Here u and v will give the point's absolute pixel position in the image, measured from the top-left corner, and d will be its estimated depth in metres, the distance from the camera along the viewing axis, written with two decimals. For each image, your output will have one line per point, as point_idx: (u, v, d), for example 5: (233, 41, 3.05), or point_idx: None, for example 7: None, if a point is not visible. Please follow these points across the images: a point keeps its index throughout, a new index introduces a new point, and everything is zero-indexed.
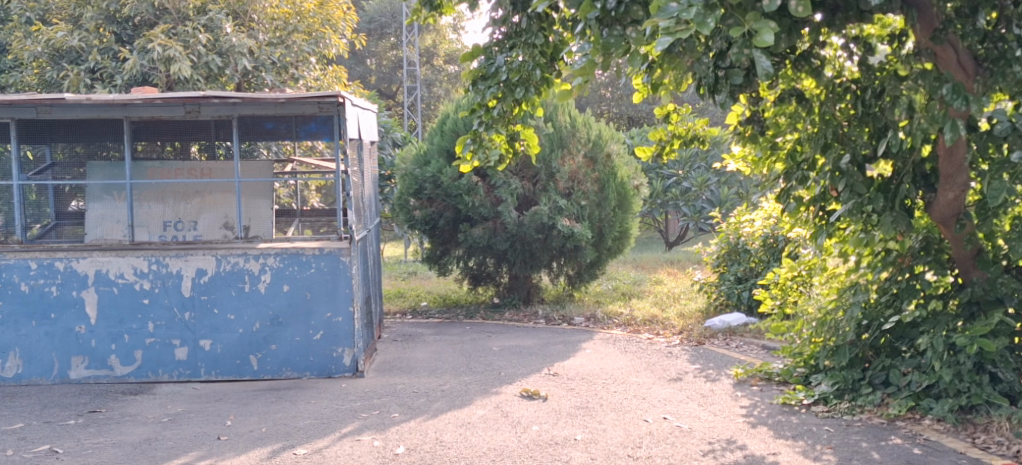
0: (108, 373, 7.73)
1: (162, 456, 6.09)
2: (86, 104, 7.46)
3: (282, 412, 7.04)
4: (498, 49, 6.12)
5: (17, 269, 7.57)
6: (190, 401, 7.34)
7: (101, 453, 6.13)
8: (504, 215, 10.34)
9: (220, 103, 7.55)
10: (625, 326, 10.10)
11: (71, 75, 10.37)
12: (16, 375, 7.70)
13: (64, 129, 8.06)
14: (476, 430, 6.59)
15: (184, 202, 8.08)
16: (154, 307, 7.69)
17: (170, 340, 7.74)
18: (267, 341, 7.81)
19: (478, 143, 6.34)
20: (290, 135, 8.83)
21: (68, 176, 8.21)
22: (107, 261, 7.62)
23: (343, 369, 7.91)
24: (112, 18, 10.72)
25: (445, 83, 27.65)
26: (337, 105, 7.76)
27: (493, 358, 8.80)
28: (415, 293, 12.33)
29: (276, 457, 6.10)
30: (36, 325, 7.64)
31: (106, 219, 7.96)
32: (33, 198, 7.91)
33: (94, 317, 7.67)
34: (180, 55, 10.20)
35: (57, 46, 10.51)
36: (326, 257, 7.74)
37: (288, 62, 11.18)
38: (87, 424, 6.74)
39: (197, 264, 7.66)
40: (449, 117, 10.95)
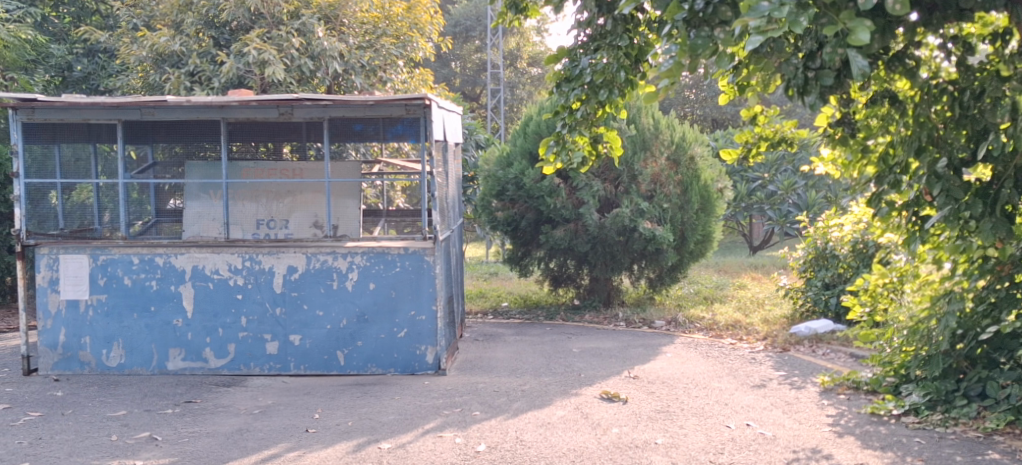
0: (203, 365, 8.02)
1: (253, 446, 6.30)
2: (187, 107, 7.74)
3: (367, 407, 7.20)
4: (582, 51, 6.17)
5: (120, 264, 7.92)
6: (280, 394, 7.56)
7: (196, 442, 6.39)
8: (586, 216, 10.36)
9: (312, 105, 7.79)
10: (708, 331, 10.00)
11: (172, 78, 10.78)
12: (120, 365, 8.03)
13: (165, 130, 8.42)
14: (556, 430, 6.62)
15: (277, 201, 8.33)
16: (247, 302, 7.95)
17: (261, 335, 7.98)
18: (354, 337, 7.99)
19: (561, 145, 6.36)
20: (379, 138, 8.89)
21: (168, 176, 8.55)
22: (204, 257, 7.91)
23: (426, 367, 8.03)
24: (211, 23, 11.16)
25: (528, 85, 27.80)
26: (424, 107, 7.90)
27: (574, 360, 8.81)
28: (496, 293, 12.42)
29: (361, 450, 6.24)
30: (138, 318, 7.97)
31: (203, 217, 8.26)
32: (136, 196, 8.24)
33: (191, 311, 7.96)
34: (274, 59, 10.49)
35: (160, 50, 10.90)
36: (410, 256, 7.89)
37: (377, 66, 11.47)
38: (183, 413, 7.02)
39: (289, 262, 7.90)
40: (533, 118, 11.04)
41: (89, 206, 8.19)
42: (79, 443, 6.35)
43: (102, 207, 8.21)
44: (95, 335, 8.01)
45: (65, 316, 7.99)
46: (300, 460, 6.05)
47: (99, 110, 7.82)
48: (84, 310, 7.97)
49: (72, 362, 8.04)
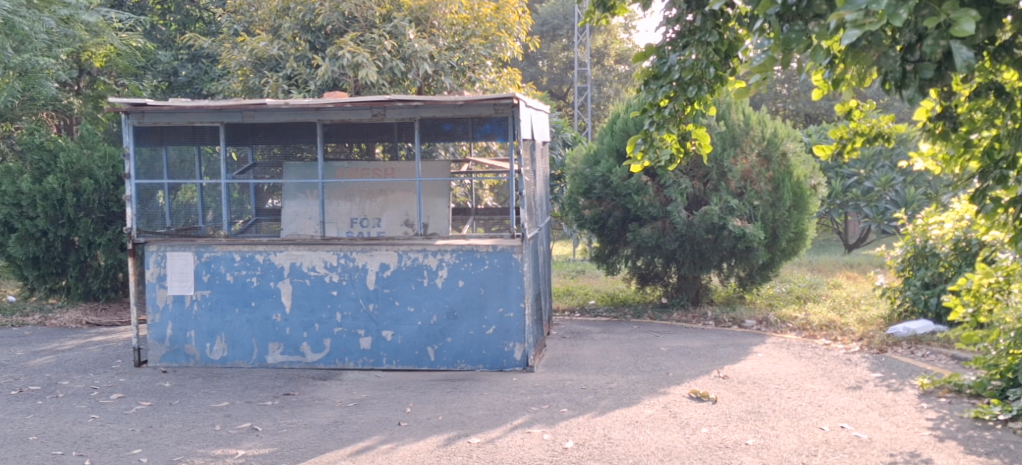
0: (300, 359, 8.29)
1: (347, 438, 6.50)
2: (285, 109, 8.01)
3: (457, 402, 7.32)
4: (671, 48, 6.11)
5: (223, 261, 8.24)
6: (374, 388, 7.76)
7: (294, 433, 6.63)
8: (673, 214, 10.29)
9: (404, 105, 7.98)
10: (801, 331, 9.81)
11: (271, 82, 11.14)
12: (222, 358, 8.37)
13: (264, 132, 8.79)
14: (645, 429, 6.61)
15: (369, 201, 8.50)
16: (342, 298, 8.18)
17: (355, 330, 8.20)
18: (444, 334, 8.13)
19: (649, 143, 6.30)
20: (467, 138, 8.98)
21: (267, 175, 8.88)
22: (301, 255, 8.18)
23: (514, 363, 8.11)
24: (307, 27, 11.43)
25: (615, 82, 27.74)
26: (512, 107, 7.98)
27: (662, 358, 8.76)
28: (584, 291, 12.42)
29: (452, 444, 6.37)
30: (239, 312, 8.28)
31: (300, 216, 8.51)
32: (236, 196, 8.61)
33: (289, 306, 8.23)
34: (367, 62, 10.74)
35: (259, 54, 11.30)
36: (499, 254, 7.98)
37: (465, 66, 11.66)
38: (281, 405, 7.28)
39: (381, 259, 8.11)
40: (620, 116, 11.04)
41: (194, 205, 8.57)
42: (185, 432, 6.68)
43: (206, 206, 8.54)
44: (199, 329, 8.35)
45: (172, 311, 8.35)
46: (393, 453, 6.22)
47: (202, 113, 8.13)
48: (189, 305, 8.31)
49: (178, 355, 8.41)
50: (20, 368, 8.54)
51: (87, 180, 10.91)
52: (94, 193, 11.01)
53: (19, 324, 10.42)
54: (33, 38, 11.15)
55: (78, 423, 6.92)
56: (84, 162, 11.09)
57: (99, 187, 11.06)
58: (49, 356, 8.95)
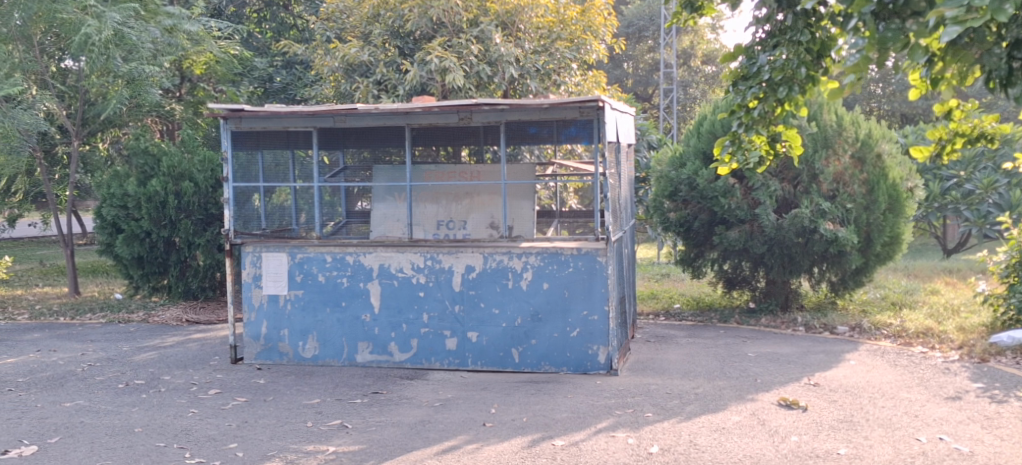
0: (388, 358, 8.44)
1: (434, 438, 6.61)
2: (375, 114, 8.21)
3: (541, 404, 7.35)
4: (760, 49, 6.05)
5: (315, 262, 8.46)
6: (460, 388, 7.86)
7: (382, 431, 6.77)
8: (762, 217, 10.10)
9: (490, 109, 8.07)
10: (896, 339, 9.52)
11: (361, 87, 11.40)
12: (314, 356, 8.58)
13: (355, 136, 9.03)
14: (732, 435, 6.53)
15: (455, 203, 8.65)
16: (429, 299, 8.30)
17: (442, 331, 8.32)
18: (528, 336, 8.18)
19: (737, 145, 6.21)
20: (552, 140, 9.01)
21: (357, 179, 9.06)
22: (389, 256, 8.33)
23: (598, 366, 8.11)
24: (397, 33, 11.69)
25: (702, 83, 27.44)
26: (598, 109, 8.01)
27: (750, 364, 8.63)
28: (669, 295, 12.31)
29: (536, 446, 6.41)
30: (331, 312, 8.49)
31: (388, 218, 8.72)
32: (328, 198, 8.83)
33: (378, 307, 8.40)
34: (454, 66, 10.89)
35: (350, 60, 11.53)
36: (583, 256, 7.99)
37: (551, 69, 11.69)
38: (370, 403, 7.44)
39: (467, 261, 8.19)
40: (707, 117, 10.93)
41: (288, 208, 8.85)
42: (279, 428, 6.90)
43: (299, 208, 8.85)
44: (292, 328, 8.59)
45: (267, 310, 8.61)
46: (478, 453, 6.30)
47: (296, 118, 8.39)
48: (283, 304, 8.56)
49: (272, 352, 8.67)
50: (126, 363, 8.94)
51: (187, 183, 11.36)
52: (194, 195, 11.46)
53: (125, 321, 10.89)
54: (141, 48, 11.56)
55: (178, 417, 7.22)
56: (185, 166, 11.54)
57: (200, 189, 11.50)
58: (153, 352, 9.33)
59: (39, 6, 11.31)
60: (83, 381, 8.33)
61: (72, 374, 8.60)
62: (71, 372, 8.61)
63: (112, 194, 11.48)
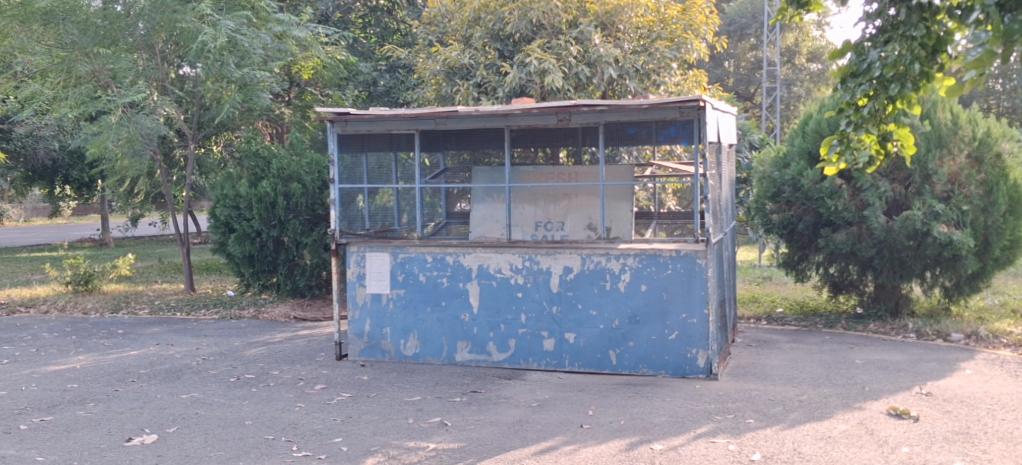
0: (487, 358, 8.53)
1: (532, 438, 6.67)
2: (476, 115, 8.32)
3: (640, 407, 7.31)
4: (871, 45, 5.86)
5: (416, 262, 8.61)
6: (557, 389, 7.88)
7: (482, 430, 6.87)
8: (871, 219, 9.78)
9: (590, 110, 8.06)
10: (1016, 348, 9.08)
11: (462, 89, 11.59)
12: (415, 354, 8.73)
13: (455, 138, 8.99)
14: (838, 445, 6.35)
15: (553, 204, 8.67)
16: (527, 300, 8.35)
17: (540, 332, 8.36)
18: (626, 338, 8.13)
19: (845, 144, 6.01)
20: (652, 142, 8.80)
21: (457, 181, 9.16)
22: (488, 257, 8.41)
23: (697, 370, 8.01)
24: (497, 36, 11.75)
25: (807, 82, 26.81)
26: (699, 109, 7.98)
27: (857, 372, 8.36)
28: (771, 298, 12.03)
29: (634, 450, 6.39)
30: (431, 311, 8.62)
31: (487, 219, 8.81)
32: (429, 200, 8.97)
33: (477, 306, 8.49)
34: (553, 68, 10.93)
35: (452, 63, 11.75)
36: (683, 259, 7.90)
37: (651, 69, 11.57)
38: (469, 402, 7.55)
39: (565, 262, 8.21)
40: (812, 117, 10.68)
41: (390, 209, 9.04)
42: (382, 424, 7.07)
43: (401, 209, 9.02)
44: (394, 326, 8.76)
45: (370, 308, 8.81)
46: (576, 454, 6.32)
47: (400, 121, 8.56)
48: (385, 303, 8.75)
49: (375, 350, 8.86)
50: (238, 357, 9.28)
51: (296, 184, 11.75)
52: (302, 196, 11.82)
53: (237, 317, 11.32)
54: (252, 54, 11.96)
55: (286, 410, 7.46)
56: (294, 168, 11.95)
57: (307, 190, 11.87)
58: (263, 347, 9.66)
59: (161, 16, 11.71)
60: (198, 374, 8.70)
61: (188, 367, 8.99)
62: (187, 366, 9.00)
63: (226, 195, 12.00)
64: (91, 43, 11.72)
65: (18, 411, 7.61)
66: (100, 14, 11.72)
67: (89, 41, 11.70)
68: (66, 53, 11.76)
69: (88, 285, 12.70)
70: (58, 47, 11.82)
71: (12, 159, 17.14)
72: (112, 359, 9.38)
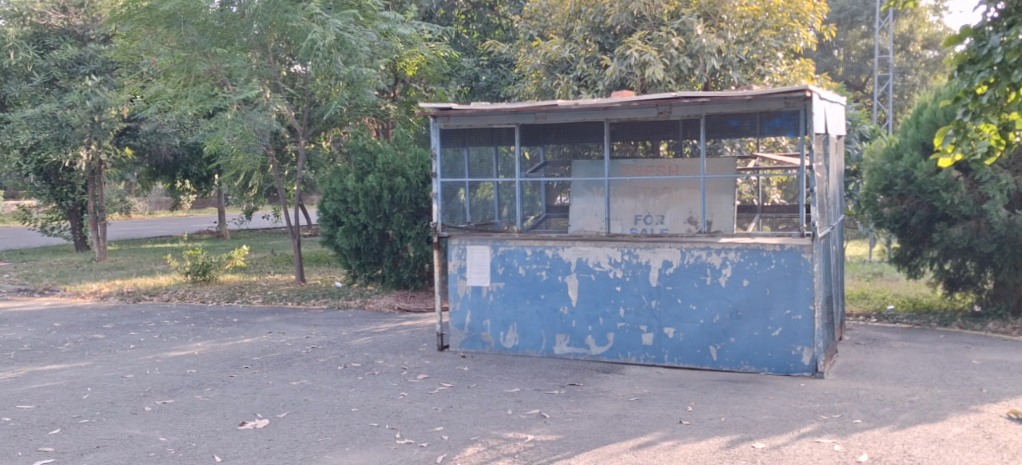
0: (586, 351, 8.54)
1: (630, 432, 6.66)
2: (575, 109, 8.32)
3: (741, 404, 7.20)
4: (993, 29, 5.59)
5: (516, 255, 8.69)
6: (656, 384, 7.84)
7: (579, 423, 6.90)
8: (990, 213, 9.34)
9: (691, 102, 7.94)
10: None
11: (562, 83, 11.61)
12: (514, 346, 8.81)
13: (555, 132, 9.12)
14: (952, 448, 6.11)
15: (653, 198, 8.66)
16: (626, 294, 8.32)
17: (639, 326, 8.32)
18: (727, 333, 8.02)
19: (962, 135, 5.67)
20: (755, 133, 8.70)
21: (557, 174, 9.29)
22: (587, 250, 8.43)
23: (802, 368, 7.82)
24: (597, 29, 11.73)
25: (922, 69, 25.78)
26: (805, 100, 7.75)
27: (974, 373, 8.00)
28: (881, 295, 11.61)
29: (735, 447, 6.30)
30: (530, 304, 8.69)
31: (587, 213, 8.85)
32: (529, 193, 9.20)
33: (576, 300, 8.52)
34: (654, 60, 10.83)
35: (552, 57, 11.82)
36: (787, 253, 7.73)
37: (755, 59, 11.37)
38: (567, 395, 7.58)
39: (664, 256, 8.15)
40: (927, 106, 10.27)
41: (491, 202, 9.28)
42: (481, 414, 7.18)
43: (501, 202, 9.26)
44: (494, 318, 8.86)
45: (470, 300, 8.93)
46: (675, 450, 6.28)
47: (500, 116, 8.64)
48: (486, 295, 8.85)
49: (475, 341, 8.97)
50: (344, 346, 9.58)
51: (400, 178, 11.99)
52: (406, 190, 12.02)
53: (344, 307, 11.69)
54: (359, 52, 12.20)
55: (390, 399, 7.67)
56: (398, 163, 12.23)
57: (410, 185, 12.05)
58: (368, 337, 9.94)
59: (273, 16, 12.09)
60: (307, 362, 9.02)
61: (298, 355, 9.33)
62: (297, 354, 9.35)
63: (334, 189, 12.40)
64: (209, 44, 12.31)
65: (142, 394, 8.06)
66: (218, 16, 12.24)
67: (207, 41, 12.27)
68: (187, 53, 12.27)
69: (206, 275, 13.31)
70: (180, 48, 12.30)
71: (139, 156, 18.06)
72: (228, 346, 9.83)
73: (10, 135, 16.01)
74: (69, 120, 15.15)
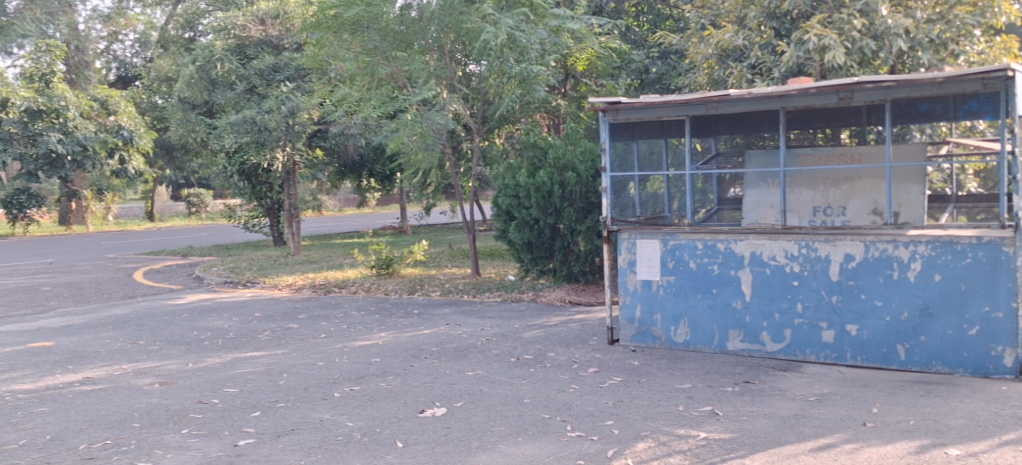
0: (761, 348, 8.27)
1: (809, 433, 6.40)
2: (749, 99, 8.12)
3: (933, 407, 6.75)
4: None
5: (687, 249, 8.54)
6: (838, 384, 7.49)
7: (754, 421, 6.71)
8: None
9: (875, 87, 7.56)
10: None
11: (735, 72, 11.34)
12: (686, 341, 8.65)
13: (727, 122, 8.86)
14: None
15: (834, 189, 8.28)
16: (803, 289, 8.01)
17: (817, 322, 7.97)
18: (917, 331, 7.54)
19: None
20: (949, 117, 7.91)
21: (729, 165, 9.07)
22: (761, 243, 8.18)
23: (1003, 370, 7.24)
24: (773, 14, 11.34)
25: None
26: (1005, 79, 7.20)
27: None
28: None
29: (926, 453, 5.93)
30: (702, 298, 8.52)
31: (761, 205, 8.62)
32: (700, 185, 8.96)
33: (750, 295, 8.27)
34: (835, 44, 10.32)
35: (725, 46, 11.56)
36: (985, 246, 7.21)
37: (948, 38, 10.63)
38: (742, 392, 7.39)
39: (846, 249, 7.79)
40: None
41: (661, 196, 9.15)
42: (653, 409, 7.13)
43: (671, 196, 9.11)
44: (665, 312, 8.74)
45: (641, 294, 8.85)
46: (858, 454, 5.99)
47: (670, 108, 8.55)
48: (656, 289, 8.76)
49: (645, 336, 8.87)
50: (517, 338, 9.77)
51: (571, 173, 12.09)
52: (576, 184, 12.11)
53: (517, 300, 11.91)
54: (530, 49, 12.36)
55: (561, 391, 7.75)
56: (569, 157, 12.31)
57: (581, 179, 12.15)
58: (540, 330, 10.09)
59: (449, 18, 12.53)
60: (482, 353, 9.26)
61: (473, 346, 9.60)
62: (473, 345, 9.63)
63: (507, 185, 12.66)
64: (390, 48, 12.85)
65: (332, 381, 8.57)
66: (398, 21, 12.67)
67: (388, 45, 12.81)
68: (370, 58, 12.89)
69: (389, 269, 13.96)
70: (364, 52, 12.92)
71: (328, 156, 19.16)
72: (408, 337, 10.26)
73: (218, 140, 17.40)
74: (266, 124, 16.22)
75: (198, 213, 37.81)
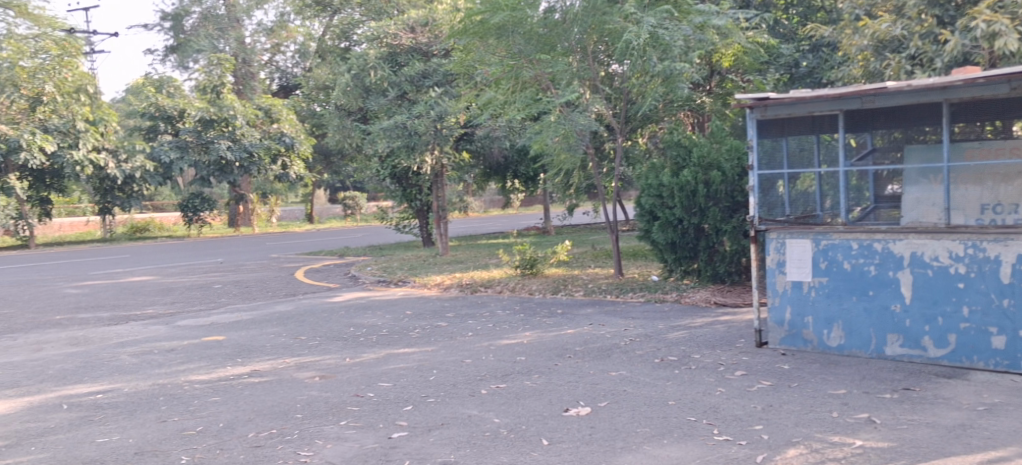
0: (923, 354, 7.83)
1: (977, 445, 6.03)
2: (908, 91, 7.68)
3: None
4: None
5: (840, 249, 8.20)
6: (1010, 393, 7.01)
7: (916, 431, 6.37)
8: None
9: None
10: None
11: (893, 63, 10.89)
12: (840, 345, 8.30)
13: (884, 115, 8.53)
14: None
15: (1005, 185, 7.79)
16: (970, 291, 7.55)
17: (986, 327, 7.49)
18: None
19: None
20: None
21: (886, 161, 8.71)
22: (922, 244, 7.75)
23: None
24: (935, 1, 10.87)
25: None
26: None
27: None
28: None
29: None
30: (857, 301, 8.16)
31: (922, 202, 8.24)
32: (855, 183, 8.54)
33: (910, 297, 7.86)
34: (1006, 29, 9.73)
35: (881, 36, 11.18)
36: None
37: None
38: (902, 400, 7.03)
39: (1019, 250, 7.30)
40: None
41: (812, 194, 8.93)
42: (804, 415, 6.89)
43: (823, 194, 8.84)
44: (817, 315, 8.41)
45: (791, 296, 8.54)
46: None
47: (821, 102, 8.20)
48: (807, 291, 8.43)
49: (796, 339, 8.56)
50: (661, 339, 9.67)
51: (716, 172, 11.93)
52: (721, 184, 11.94)
53: (661, 300, 11.77)
54: (673, 47, 12.12)
55: (708, 394, 7.61)
56: (714, 156, 12.15)
57: (726, 178, 11.96)
58: (684, 331, 9.94)
59: (592, 19, 12.57)
60: (626, 353, 9.23)
61: (617, 346, 9.57)
62: (617, 345, 9.60)
63: (650, 184, 12.52)
64: (534, 51, 12.96)
65: (479, 378, 8.76)
66: (542, 24, 12.78)
67: (533, 49, 12.91)
68: (515, 62, 13.05)
69: (533, 269, 14.12)
70: (508, 57, 13.08)
71: (475, 158, 19.57)
72: (552, 335, 10.35)
73: (372, 145, 18.15)
74: (416, 129, 16.69)
75: (353, 215, 39.39)
